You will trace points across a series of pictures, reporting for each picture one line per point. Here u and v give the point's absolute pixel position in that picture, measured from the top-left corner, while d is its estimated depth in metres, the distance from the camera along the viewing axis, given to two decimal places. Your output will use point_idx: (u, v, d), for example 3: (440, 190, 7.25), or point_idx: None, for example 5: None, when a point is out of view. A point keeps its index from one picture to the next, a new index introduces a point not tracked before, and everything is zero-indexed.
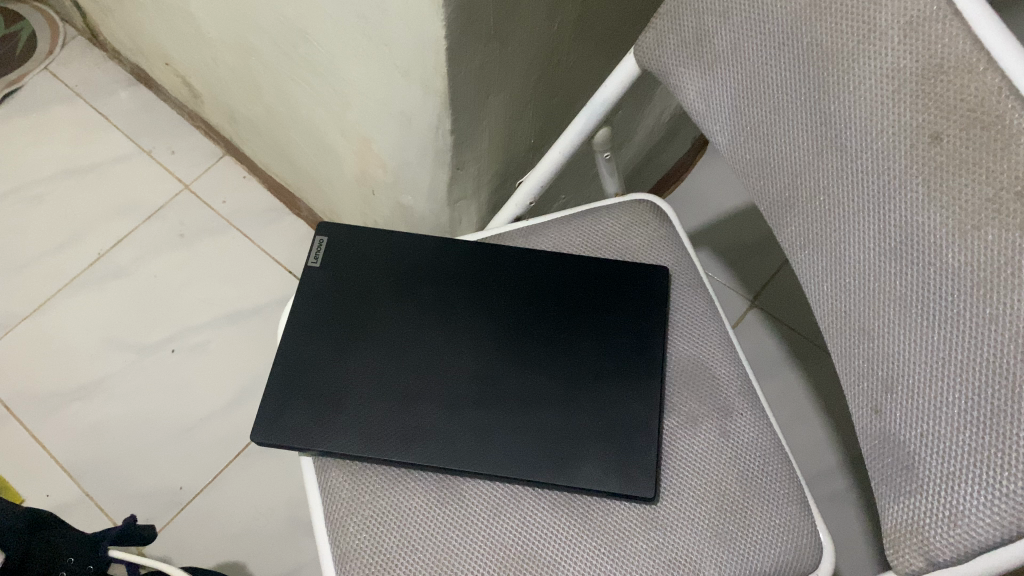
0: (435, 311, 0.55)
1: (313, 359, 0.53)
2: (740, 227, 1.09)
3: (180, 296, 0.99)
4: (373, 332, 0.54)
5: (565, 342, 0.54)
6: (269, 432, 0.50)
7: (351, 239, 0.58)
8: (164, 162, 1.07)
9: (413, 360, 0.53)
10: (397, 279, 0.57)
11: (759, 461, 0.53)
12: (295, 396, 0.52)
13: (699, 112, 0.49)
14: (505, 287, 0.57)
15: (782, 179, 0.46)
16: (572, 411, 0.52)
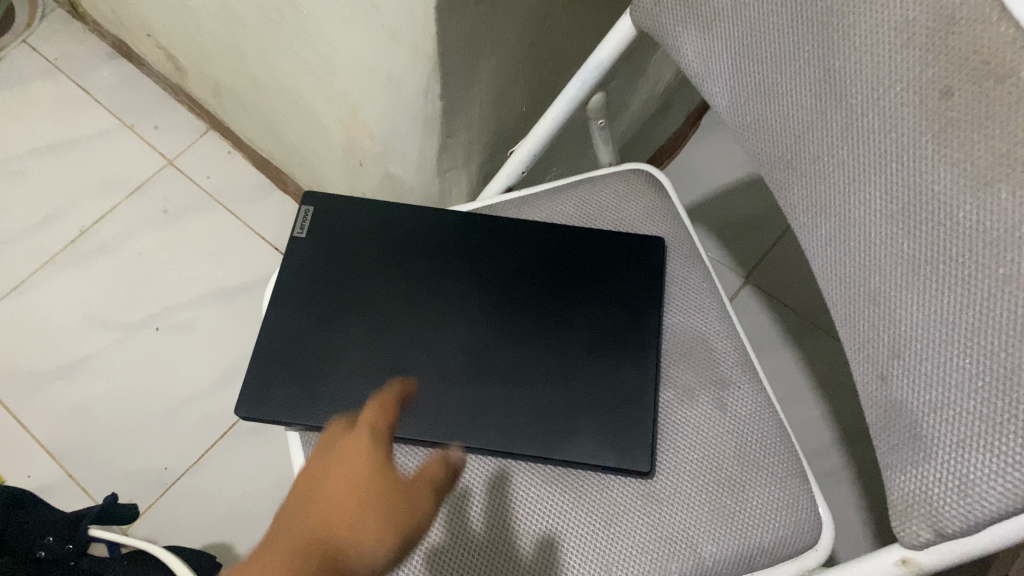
0: (426, 284, 0.54)
1: (302, 334, 0.52)
2: (741, 199, 0.99)
3: (166, 274, 0.96)
4: (364, 305, 0.53)
5: (558, 316, 0.53)
6: (252, 406, 0.50)
7: (342, 211, 0.57)
8: (147, 137, 1.04)
9: (403, 333, 0.52)
10: (388, 251, 0.56)
11: (759, 435, 0.52)
12: (282, 368, 0.51)
13: (699, 74, 0.47)
14: (497, 259, 0.56)
15: (783, 144, 0.44)
16: (563, 386, 0.51)
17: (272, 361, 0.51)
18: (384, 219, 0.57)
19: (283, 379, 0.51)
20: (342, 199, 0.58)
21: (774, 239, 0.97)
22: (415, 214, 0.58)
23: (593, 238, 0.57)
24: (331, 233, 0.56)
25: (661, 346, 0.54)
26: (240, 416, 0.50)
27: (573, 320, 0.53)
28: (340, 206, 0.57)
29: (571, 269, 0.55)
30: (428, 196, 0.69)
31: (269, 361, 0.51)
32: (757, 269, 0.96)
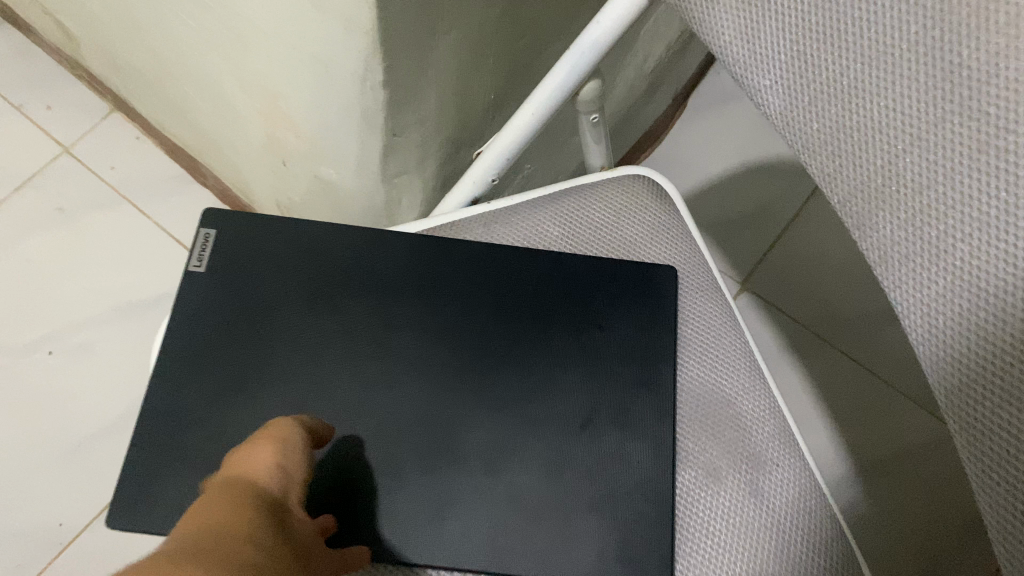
0: (368, 334, 0.41)
1: (206, 413, 0.40)
2: (735, 192, 0.92)
3: (61, 284, 0.81)
4: (287, 370, 0.40)
5: (540, 376, 0.41)
6: (132, 517, 0.38)
7: (255, 237, 0.44)
8: (39, 121, 0.88)
9: (340, 405, 0.40)
10: (313, 292, 0.42)
11: (803, 531, 0.41)
12: (174, 463, 0.39)
13: (735, 63, 0.34)
14: (460, 298, 0.42)
15: (869, 167, 0.31)
16: (552, 475, 0.39)
17: (167, 453, 0.39)
18: (309, 245, 0.43)
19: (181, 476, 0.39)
20: (257, 221, 0.44)
21: (774, 238, 0.91)
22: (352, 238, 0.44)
23: (583, 267, 0.44)
24: (240, 267, 0.43)
25: (676, 412, 0.42)
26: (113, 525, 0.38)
27: (561, 383, 0.41)
28: (253, 231, 0.44)
29: (554, 311, 0.43)
30: (371, 207, 0.55)
31: (157, 453, 0.39)
32: (755, 274, 0.89)
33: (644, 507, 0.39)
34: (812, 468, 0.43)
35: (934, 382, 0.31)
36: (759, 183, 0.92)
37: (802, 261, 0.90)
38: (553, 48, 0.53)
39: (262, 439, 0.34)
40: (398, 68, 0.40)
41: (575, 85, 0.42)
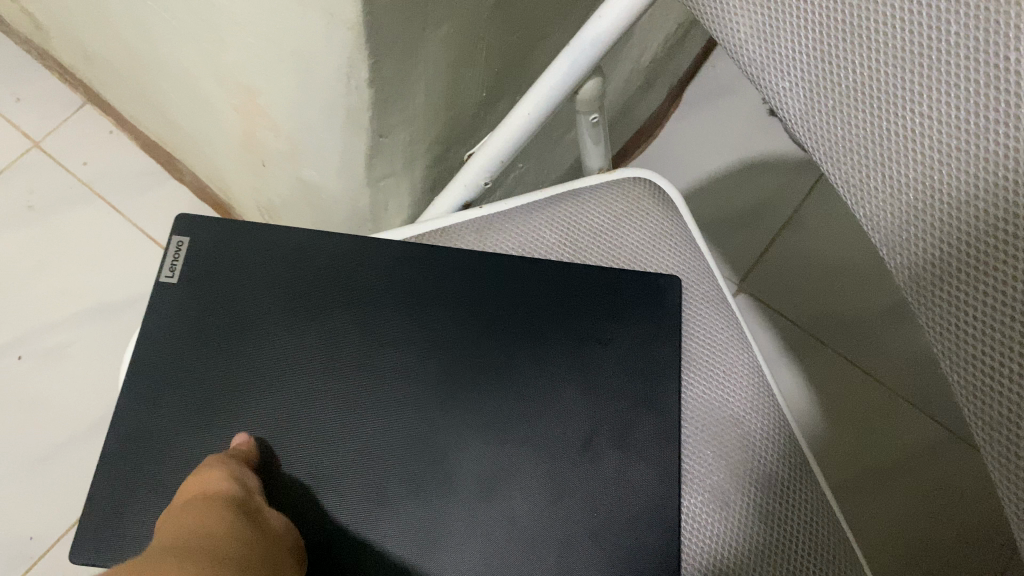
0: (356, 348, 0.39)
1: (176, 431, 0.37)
2: (731, 189, 0.90)
3: (30, 285, 0.78)
4: (264, 390, 0.38)
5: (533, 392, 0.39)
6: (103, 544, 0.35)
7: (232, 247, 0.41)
8: (7, 113, 0.84)
9: (323, 429, 0.37)
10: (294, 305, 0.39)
11: (819, 559, 0.38)
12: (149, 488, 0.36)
13: (752, 63, 0.31)
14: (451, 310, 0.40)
15: (900, 177, 0.28)
16: (549, 501, 0.37)
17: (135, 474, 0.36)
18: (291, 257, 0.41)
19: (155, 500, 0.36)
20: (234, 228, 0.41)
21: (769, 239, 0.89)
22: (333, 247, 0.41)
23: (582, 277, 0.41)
24: (214, 278, 0.40)
25: (682, 432, 0.39)
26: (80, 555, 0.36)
27: (559, 402, 0.38)
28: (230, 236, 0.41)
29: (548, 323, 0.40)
30: (354, 209, 0.52)
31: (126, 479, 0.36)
32: (751, 274, 0.87)
33: (645, 536, 0.37)
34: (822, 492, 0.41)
35: (968, 415, 0.27)
36: (755, 181, 0.90)
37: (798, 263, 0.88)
38: (548, 41, 0.51)
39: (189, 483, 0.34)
40: (383, 65, 0.37)
41: (574, 83, 0.39)
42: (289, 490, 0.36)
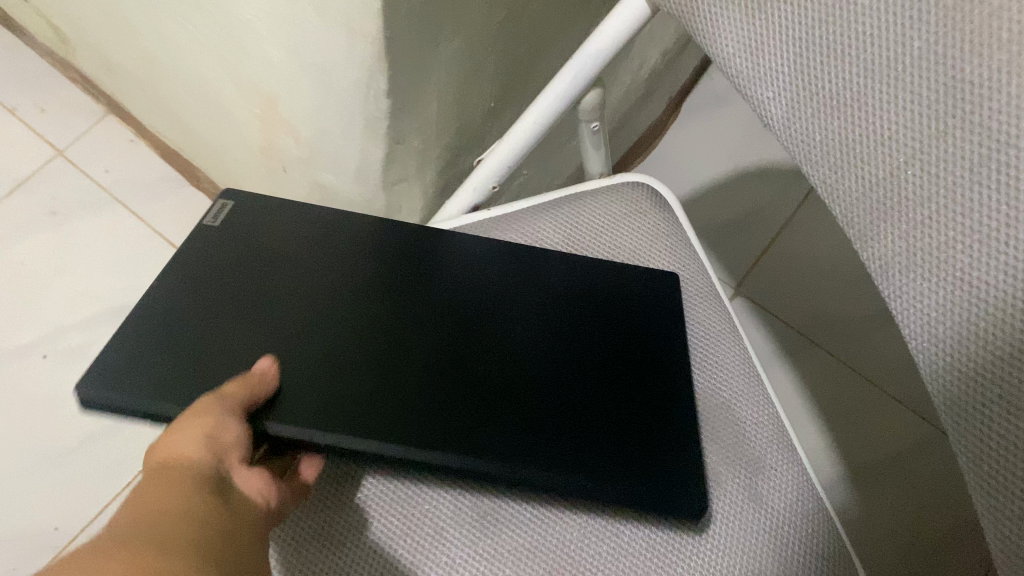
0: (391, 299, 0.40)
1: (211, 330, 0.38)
2: (727, 198, 0.93)
3: (53, 287, 0.81)
4: None
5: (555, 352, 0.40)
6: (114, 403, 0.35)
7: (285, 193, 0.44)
8: (32, 124, 0.88)
9: None
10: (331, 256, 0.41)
11: (806, 533, 0.41)
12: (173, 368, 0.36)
13: (739, 76, 0.34)
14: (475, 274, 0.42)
15: (871, 176, 0.31)
16: (571, 441, 0.37)
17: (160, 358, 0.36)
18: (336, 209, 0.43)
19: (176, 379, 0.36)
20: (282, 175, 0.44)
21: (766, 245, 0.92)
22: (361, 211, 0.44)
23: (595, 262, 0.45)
24: None
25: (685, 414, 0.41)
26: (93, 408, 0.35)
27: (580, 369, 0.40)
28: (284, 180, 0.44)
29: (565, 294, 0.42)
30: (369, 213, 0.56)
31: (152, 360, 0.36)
32: (747, 278, 0.90)
33: None
34: (809, 473, 0.44)
35: (930, 388, 0.31)
36: (750, 190, 0.94)
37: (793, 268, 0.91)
38: (552, 55, 0.54)
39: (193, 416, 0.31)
40: (402, 76, 0.40)
41: (577, 93, 0.42)
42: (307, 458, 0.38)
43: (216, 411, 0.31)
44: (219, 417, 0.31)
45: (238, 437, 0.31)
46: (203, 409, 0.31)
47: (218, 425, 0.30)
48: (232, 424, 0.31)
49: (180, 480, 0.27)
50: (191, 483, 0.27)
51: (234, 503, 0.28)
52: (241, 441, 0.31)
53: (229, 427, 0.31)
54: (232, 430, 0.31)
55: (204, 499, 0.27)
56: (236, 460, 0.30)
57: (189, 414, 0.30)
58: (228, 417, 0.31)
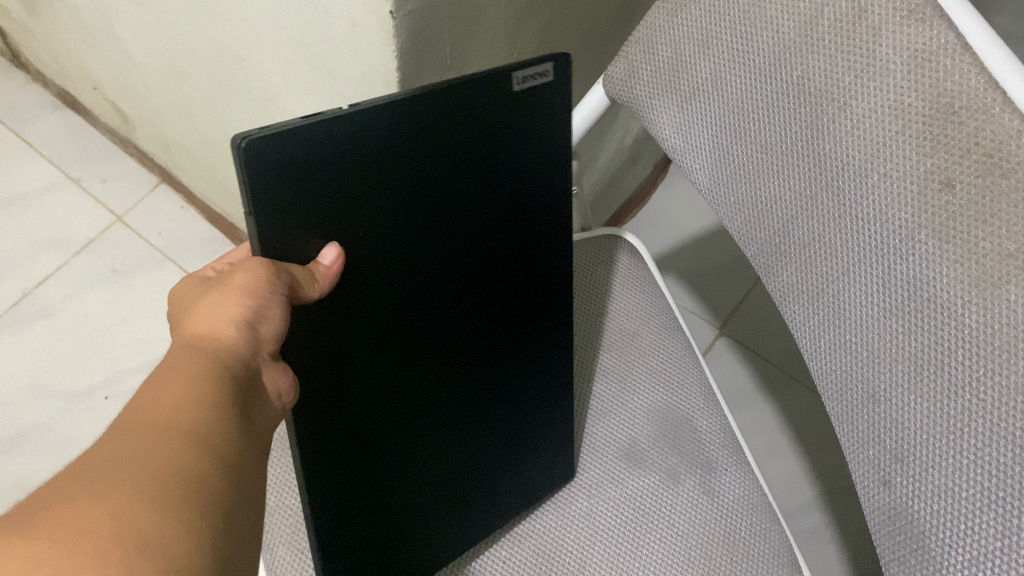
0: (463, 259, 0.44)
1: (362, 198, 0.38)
2: (707, 250, 1.08)
3: (116, 335, 0.93)
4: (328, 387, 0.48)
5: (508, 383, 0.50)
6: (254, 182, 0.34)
7: (463, 115, 0.40)
8: (95, 192, 1.00)
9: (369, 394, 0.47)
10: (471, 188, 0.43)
11: (748, 519, 0.51)
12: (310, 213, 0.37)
13: (675, 150, 0.45)
14: (515, 279, 0.48)
15: (771, 227, 0.42)
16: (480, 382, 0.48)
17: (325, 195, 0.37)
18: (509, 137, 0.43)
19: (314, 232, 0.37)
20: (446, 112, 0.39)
21: (744, 292, 1.06)
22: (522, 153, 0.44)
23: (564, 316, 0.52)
24: None
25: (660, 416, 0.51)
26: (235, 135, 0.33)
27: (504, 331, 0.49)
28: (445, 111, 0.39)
29: (537, 339, 0.51)
30: None
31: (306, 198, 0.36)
32: (730, 320, 1.05)
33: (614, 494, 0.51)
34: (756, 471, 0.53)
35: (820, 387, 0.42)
36: (728, 239, 1.07)
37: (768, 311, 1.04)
38: None
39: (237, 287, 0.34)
40: None
41: None
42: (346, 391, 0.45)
43: (273, 293, 0.34)
44: (271, 305, 0.34)
45: (277, 330, 0.35)
46: (264, 295, 0.34)
47: (264, 320, 0.34)
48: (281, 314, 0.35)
49: (215, 381, 0.32)
50: (225, 387, 0.32)
51: (257, 400, 0.33)
52: (278, 332, 0.35)
53: (275, 320, 0.35)
54: (274, 319, 0.35)
55: (233, 409, 0.31)
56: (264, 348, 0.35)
57: (244, 293, 0.34)
58: (280, 310, 0.35)
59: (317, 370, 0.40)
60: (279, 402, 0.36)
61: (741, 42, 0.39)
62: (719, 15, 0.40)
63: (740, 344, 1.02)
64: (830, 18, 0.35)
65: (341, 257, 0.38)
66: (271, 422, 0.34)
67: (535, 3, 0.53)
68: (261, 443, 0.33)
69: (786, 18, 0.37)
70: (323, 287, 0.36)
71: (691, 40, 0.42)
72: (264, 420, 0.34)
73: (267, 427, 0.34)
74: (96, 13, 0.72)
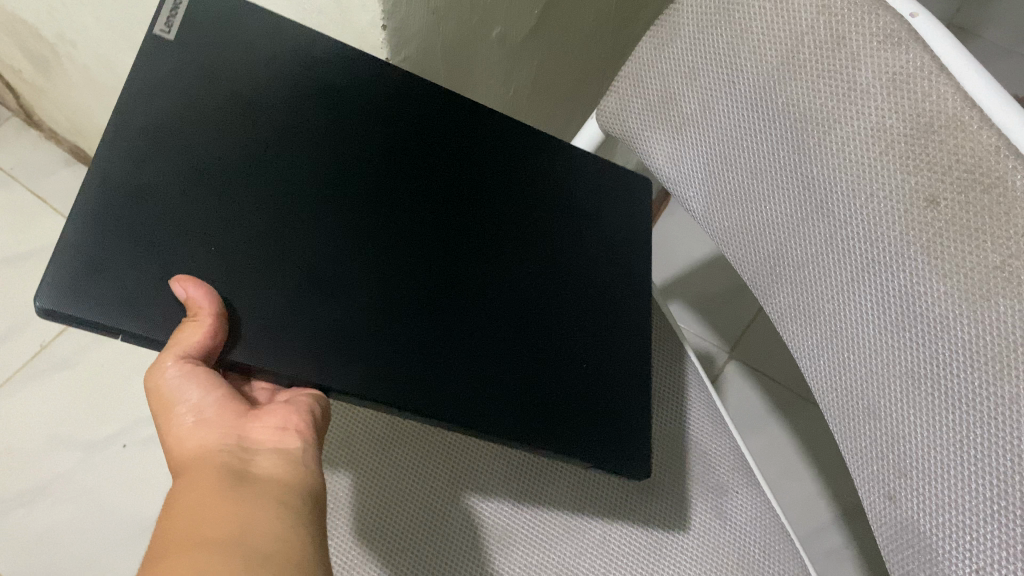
0: (388, 198, 0.42)
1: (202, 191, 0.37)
2: (711, 276, 1.10)
3: (134, 385, 0.96)
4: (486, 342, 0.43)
5: (515, 288, 0.45)
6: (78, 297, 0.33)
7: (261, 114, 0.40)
8: None
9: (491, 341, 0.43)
10: (323, 143, 0.41)
11: (761, 541, 0.53)
12: (170, 241, 0.36)
13: (671, 177, 0.48)
14: (467, 196, 0.45)
15: (764, 250, 0.43)
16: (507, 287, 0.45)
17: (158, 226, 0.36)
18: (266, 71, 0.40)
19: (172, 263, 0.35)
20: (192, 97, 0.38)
21: (750, 316, 1.08)
22: (332, 87, 0.42)
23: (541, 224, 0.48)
24: None
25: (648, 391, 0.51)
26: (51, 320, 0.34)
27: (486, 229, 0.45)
28: (166, 94, 0.38)
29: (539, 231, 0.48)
30: None
31: (141, 247, 0.35)
32: (739, 344, 1.06)
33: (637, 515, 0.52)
34: (765, 492, 0.55)
35: (822, 403, 0.43)
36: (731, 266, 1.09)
37: (776, 334, 1.06)
38: None
39: (161, 409, 0.35)
40: None
41: None
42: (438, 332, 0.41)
43: (179, 384, 0.34)
44: (185, 392, 0.35)
45: (220, 397, 0.36)
46: (176, 382, 0.34)
47: (198, 403, 0.35)
48: (206, 383, 0.35)
49: (205, 480, 0.32)
50: (216, 479, 0.32)
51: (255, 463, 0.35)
52: (222, 398, 0.36)
53: (207, 394, 0.35)
54: (206, 394, 0.35)
55: (233, 491, 0.32)
56: (228, 424, 0.35)
57: (166, 396, 0.35)
58: (198, 380, 0.35)
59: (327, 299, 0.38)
60: (286, 437, 0.36)
61: (726, 71, 0.41)
62: (702, 47, 0.41)
63: (750, 368, 1.04)
64: (811, 45, 0.36)
65: (196, 287, 0.34)
66: (286, 465, 0.36)
67: (529, 43, 0.55)
68: (289, 498, 0.34)
69: (768, 47, 0.38)
70: (216, 310, 0.34)
71: (677, 73, 0.43)
72: (276, 471, 0.35)
73: (283, 474, 0.35)
74: (106, 74, 0.75)
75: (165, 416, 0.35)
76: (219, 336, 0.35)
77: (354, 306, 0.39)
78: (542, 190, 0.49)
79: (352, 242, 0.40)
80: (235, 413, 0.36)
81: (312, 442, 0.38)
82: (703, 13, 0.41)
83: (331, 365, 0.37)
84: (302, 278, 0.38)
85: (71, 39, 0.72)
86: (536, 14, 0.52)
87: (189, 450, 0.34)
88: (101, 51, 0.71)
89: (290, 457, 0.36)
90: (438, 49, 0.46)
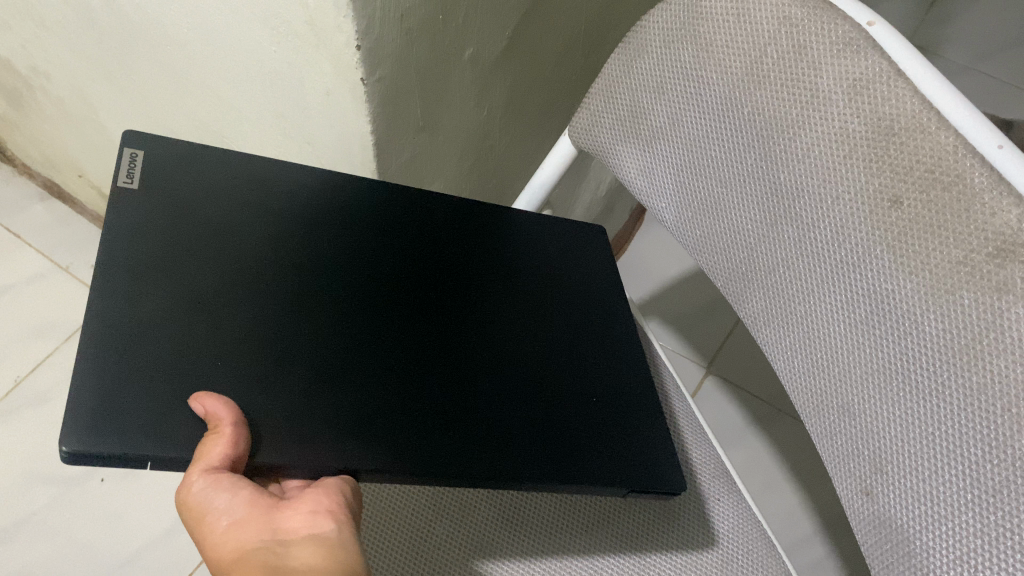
0: (389, 295, 0.43)
1: (191, 306, 0.37)
2: (689, 292, 1.13)
3: None
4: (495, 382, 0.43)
5: (503, 333, 0.45)
6: (85, 423, 0.32)
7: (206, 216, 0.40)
8: (84, 277, 1.04)
9: (503, 385, 0.43)
10: (319, 254, 0.42)
11: (744, 545, 0.53)
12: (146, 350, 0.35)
13: (644, 189, 0.49)
14: (437, 263, 0.46)
15: (736, 256, 0.44)
16: (496, 332, 0.45)
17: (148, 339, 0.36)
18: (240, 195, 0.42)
19: (156, 364, 0.35)
20: (186, 221, 0.40)
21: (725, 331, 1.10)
22: None
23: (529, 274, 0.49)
24: None
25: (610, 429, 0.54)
26: (66, 461, 0.32)
27: (460, 284, 0.46)
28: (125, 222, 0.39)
29: (504, 271, 0.48)
30: None
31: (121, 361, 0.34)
32: (715, 359, 1.08)
33: (623, 516, 0.52)
34: (748, 497, 0.56)
35: (798, 405, 0.44)
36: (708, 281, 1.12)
37: (751, 347, 1.08)
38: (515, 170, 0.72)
39: (195, 516, 0.33)
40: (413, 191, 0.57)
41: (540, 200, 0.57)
42: (445, 374, 0.41)
43: (212, 488, 0.32)
44: (217, 498, 0.32)
45: (250, 493, 0.33)
46: (203, 494, 0.32)
47: (228, 508, 0.33)
48: (233, 486, 0.33)
49: None
50: None
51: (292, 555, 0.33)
52: (253, 494, 0.33)
53: (235, 495, 0.33)
54: (235, 497, 0.33)
55: None
56: (259, 523, 0.33)
57: (196, 507, 0.33)
58: (228, 487, 0.33)
59: (325, 372, 0.38)
60: (320, 521, 0.34)
61: (692, 84, 0.42)
62: (670, 59, 0.43)
63: (728, 382, 1.06)
64: (773, 56, 0.37)
65: (214, 402, 0.34)
66: (324, 553, 0.33)
67: (500, 63, 0.55)
68: None
69: (732, 59, 0.39)
70: (234, 419, 0.33)
71: (646, 88, 0.45)
72: (314, 561, 0.33)
73: (322, 562, 0.33)
74: (80, 106, 0.75)
75: (197, 525, 0.33)
76: (242, 445, 0.33)
77: (367, 390, 0.39)
78: (507, 245, 0.50)
79: (352, 334, 0.40)
80: (268, 505, 0.33)
81: (348, 518, 0.35)
82: (669, 28, 0.42)
83: (344, 428, 0.37)
84: (314, 375, 0.38)
85: (45, 70, 0.72)
86: (506, 35, 0.53)
87: (229, 554, 0.32)
88: (76, 84, 0.72)
89: (328, 543, 0.33)
90: (412, 71, 0.46)
